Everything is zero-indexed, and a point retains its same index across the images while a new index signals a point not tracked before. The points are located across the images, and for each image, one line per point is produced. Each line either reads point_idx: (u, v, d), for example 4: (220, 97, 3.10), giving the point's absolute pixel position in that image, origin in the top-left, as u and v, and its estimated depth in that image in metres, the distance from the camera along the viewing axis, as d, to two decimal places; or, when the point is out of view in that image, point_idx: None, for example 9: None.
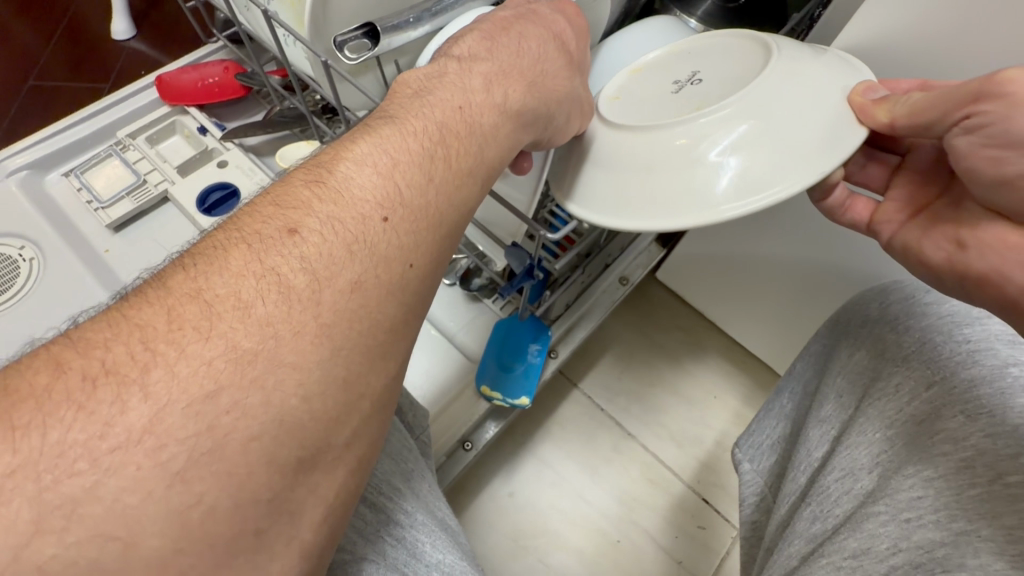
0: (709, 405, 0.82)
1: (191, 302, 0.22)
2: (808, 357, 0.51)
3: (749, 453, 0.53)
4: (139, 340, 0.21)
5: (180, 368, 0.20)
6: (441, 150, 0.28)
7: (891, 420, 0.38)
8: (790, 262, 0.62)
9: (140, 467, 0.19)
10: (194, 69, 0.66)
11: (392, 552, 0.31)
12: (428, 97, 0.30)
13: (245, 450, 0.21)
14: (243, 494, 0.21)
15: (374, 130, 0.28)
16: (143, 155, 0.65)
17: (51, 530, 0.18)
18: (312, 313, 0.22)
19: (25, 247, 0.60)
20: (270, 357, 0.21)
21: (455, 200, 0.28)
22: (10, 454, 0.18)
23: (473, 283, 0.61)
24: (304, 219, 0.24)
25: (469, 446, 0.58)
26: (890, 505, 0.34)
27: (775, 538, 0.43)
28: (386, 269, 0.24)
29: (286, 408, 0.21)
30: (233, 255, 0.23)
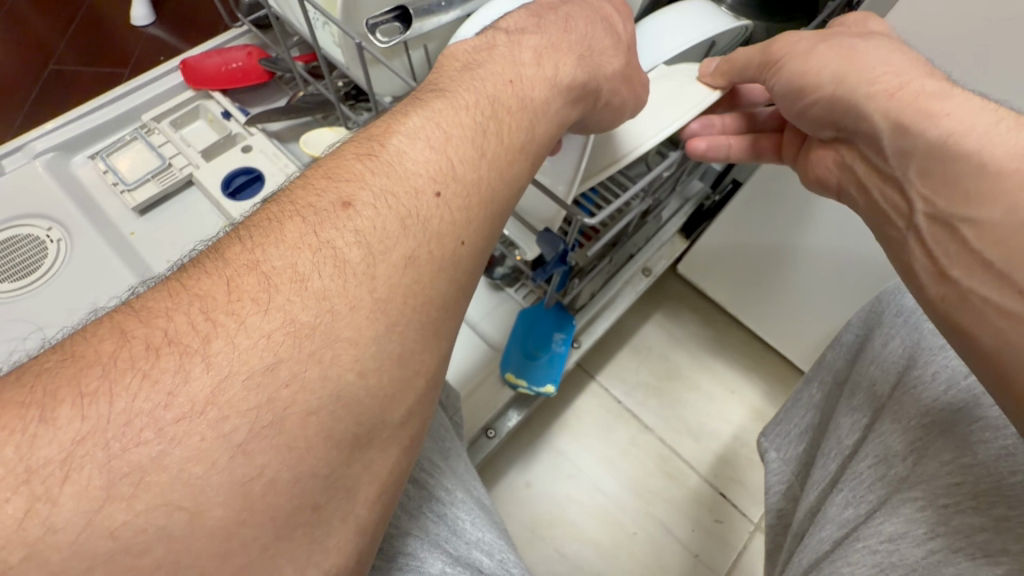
0: (726, 400, 0.81)
1: (249, 273, 0.22)
2: (839, 348, 0.51)
3: (777, 442, 0.55)
4: (199, 311, 0.21)
5: (240, 339, 0.20)
6: (493, 127, 0.28)
7: (928, 407, 0.38)
8: (822, 255, 0.60)
9: (204, 437, 0.19)
10: (218, 54, 0.67)
11: (433, 528, 0.31)
12: (478, 71, 0.31)
13: (304, 424, 0.20)
14: (302, 468, 0.20)
15: (427, 104, 0.28)
16: (167, 139, 0.65)
17: (120, 497, 0.18)
18: (367, 288, 0.22)
19: (52, 228, 0.60)
20: (327, 332, 0.21)
21: (506, 177, 0.28)
22: (78, 420, 0.18)
23: (496, 271, 0.60)
24: (357, 192, 0.24)
25: (492, 433, 0.58)
26: (928, 491, 0.34)
27: (803, 525, 0.44)
28: (439, 246, 0.24)
29: (342, 383, 0.21)
30: (288, 228, 0.23)
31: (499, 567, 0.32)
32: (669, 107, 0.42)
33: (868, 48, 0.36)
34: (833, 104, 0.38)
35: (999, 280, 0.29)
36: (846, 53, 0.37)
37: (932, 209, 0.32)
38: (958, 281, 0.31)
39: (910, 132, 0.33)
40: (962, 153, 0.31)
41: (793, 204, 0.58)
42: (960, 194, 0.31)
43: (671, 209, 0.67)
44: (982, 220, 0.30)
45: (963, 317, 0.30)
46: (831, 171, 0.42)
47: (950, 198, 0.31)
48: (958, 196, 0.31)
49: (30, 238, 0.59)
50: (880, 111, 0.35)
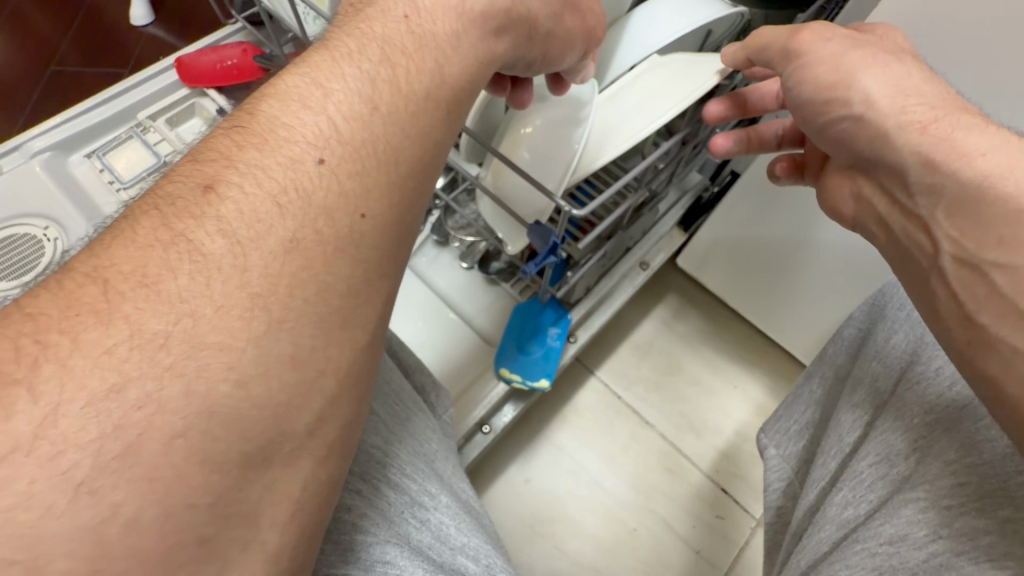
0: (728, 396, 0.80)
1: (89, 283, 0.20)
2: (840, 343, 0.50)
3: (776, 438, 0.54)
4: (31, 331, 0.19)
5: (74, 362, 0.18)
6: (385, 72, 0.26)
7: (931, 405, 0.37)
8: (827, 248, 0.60)
9: (33, 481, 0.17)
10: (213, 51, 0.67)
11: (416, 534, 0.31)
12: (367, 14, 0.29)
13: (167, 450, 0.19)
14: (172, 501, 0.19)
15: (303, 62, 0.27)
16: (162, 136, 0.65)
17: None
18: (237, 282, 0.21)
19: (49, 226, 0.61)
20: (186, 338, 0.20)
21: (413, 134, 0.26)
22: None
23: (492, 266, 0.60)
24: (223, 174, 0.23)
25: (487, 429, 0.58)
26: (930, 490, 0.33)
27: (802, 524, 0.43)
28: (329, 223, 0.23)
29: (214, 398, 0.20)
30: (142, 225, 0.22)
31: (484, 573, 0.32)
32: (649, 106, 0.42)
33: (902, 69, 0.34)
34: (860, 126, 0.35)
35: (1022, 319, 0.27)
36: (882, 67, 0.35)
37: (960, 253, 0.30)
38: (985, 327, 0.29)
39: (938, 170, 0.31)
40: (997, 197, 0.28)
41: (801, 197, 0.58)
42: (992, 239, 0.28)
43: (669, 202, 0.66)
44: (1017, 267, 0.27)
45: (984, 360, 0.29)
46: (848, 203, 0.41)
47: (980, 242, 0.29)
48: (989, 241, 0.29)
49: (27, 236, 0.60)
50: (908, 143, 0.32)
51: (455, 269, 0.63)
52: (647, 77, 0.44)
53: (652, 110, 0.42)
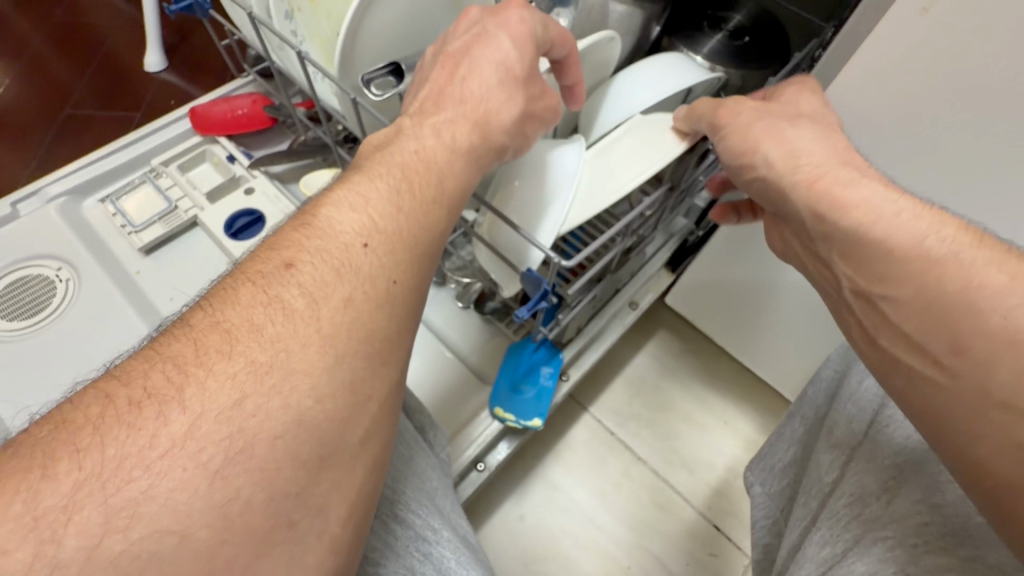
0: (718, 431, 0.82)
1: (213, 332, 0.25)
2: (819, 385, 0.52)
3: (762, 476, 0.56)
4: (172, 368, 0.24)
5: (209, 384, 0.24)
6: (406, 185, 0.34)
7: (901, 447, 0.39)
8: (802, 290, 0.62)
9: (186, 468, 0.23)
10: (225, 101, 0.70)
11: (419, 567, 0.33)
12: (391, 148, 0.36)
13: (272, 448, 0.24)
14: (274, 488, 0.24)
15: (346, 179, 0.34)
16: (174, 182, 0.68)
17: (118, 529, 0.21)
18: (314, 327, 0.26)
19: (61, 268, 0.63)
20: (284, 367, 0.25)
21: (425, 223, 0.33)
22: (76, 471, 0.21)
23: (488, 306, 0.62)
24: (298, 255, 0.28)
25: (481, 467, 0.59)
26: (898, 530, 0.35)
27: (786, 562, 0.44)
28: (372, 286, 0.29)
29: (302, 409, 0.25)
30: (242, 292, 0.27)
31: None
32: (627, 168, 0.45)
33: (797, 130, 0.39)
34: (766, 185, 0.41)
35: (914, 346, 0.32)
36: (777, 135, 0.39)
37: (857, 287, 0.35)
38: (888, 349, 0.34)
39: (826, 220, 0.36)
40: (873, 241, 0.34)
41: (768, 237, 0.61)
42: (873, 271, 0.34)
43: (655, 245, 0.69)
44: (895, 299, 0.33)
45: (896, 379, 0.33)
46: (775, 241, 0.46)
47: (866, 279, 0.35)
48: (874, 279, 0.34)
49: (39, 278, 0.62)
50: (800, 196, 0.38)
51: (450, 308, 0.66)
52: (624, 138, 0.47)
53: (630, 173, 0.45)
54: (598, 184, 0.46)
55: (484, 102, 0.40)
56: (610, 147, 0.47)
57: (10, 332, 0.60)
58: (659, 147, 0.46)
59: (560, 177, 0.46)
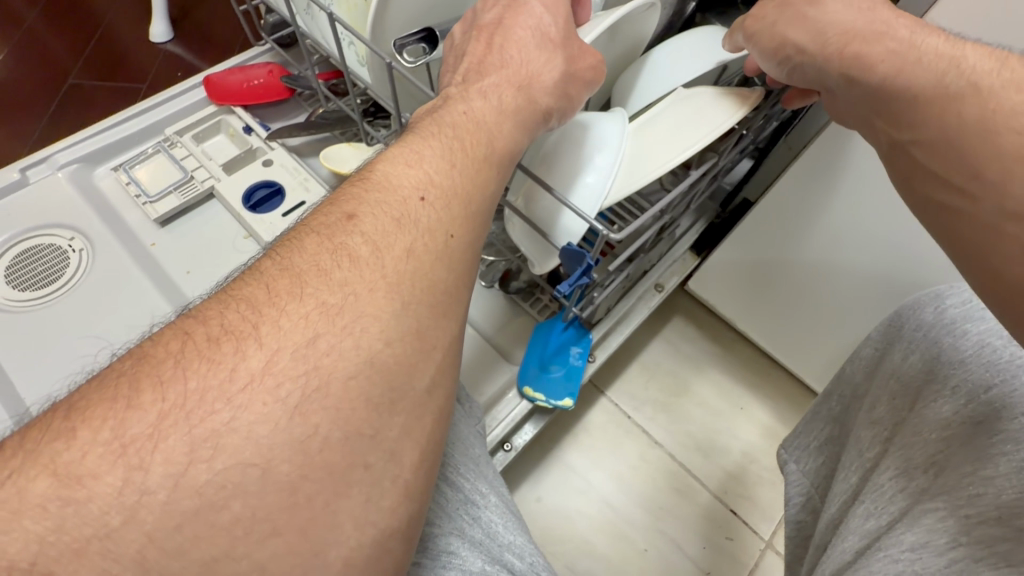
0: (736, 417, 0.82)
1: (283, 276, 0.26)
2: (857, 362, 0.51)
3: (795, 454, 0.56)
4: (247, 308, 0.25)
5: (284, 323, 0.25)
6: (458, 142, 0.33)
7: (947, 420, 0.39)
8: (844, 268, 0.60)
9: (267, 403, 0.23)
10: (240, 70, 0.68)
11: (470, 529, 0.33)
12: (443, 108, 0.35)
13: (346, 388, 0.24)
14: (350, 427, 0.24)
15: (399, 138, 0.33)
16: (190, 152, 0.66)
17: (202, 459, 0.22)
18: (379, 274, 0.27)
19: (74, 238, 0.61)
20: (353, 309, 0.26)
21: (476, 181, 0.32)
22: (160, 400, 0.22)
23: (512, 285, 0.62)
24: (358, 207, 0.29)
25: (508, 447, 0.58)
26: (950, 501, 0.35)
27: (825, 536, 0.45)
28: (431, 239, 0.29)
29: (373, 351, 0.25)
30: (307, 242, 0.28)
31: (528, 569, 0.34)
32: (672, 145, 0.44)
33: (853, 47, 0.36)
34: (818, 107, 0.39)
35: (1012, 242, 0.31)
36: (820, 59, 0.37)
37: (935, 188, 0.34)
38: None
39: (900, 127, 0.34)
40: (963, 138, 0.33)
41: (802, 211, 0.58)
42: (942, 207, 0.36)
43: (684, 227, 0.69)
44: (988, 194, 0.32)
45: None
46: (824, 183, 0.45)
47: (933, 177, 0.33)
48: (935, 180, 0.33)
49: (51, 247, 0.60)
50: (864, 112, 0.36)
51: (476, 288, 0.65)
52: (675, 108, 0.46)
53: (674, 151, 0.43)
54: (642, 160, 0.44)
55: (524, 65, 0.39)
56: (653, 122, 0.46)
57: (24, 302, 0.57)
58: (705, 124, 0.44)
59: (602, 151, 0.45)
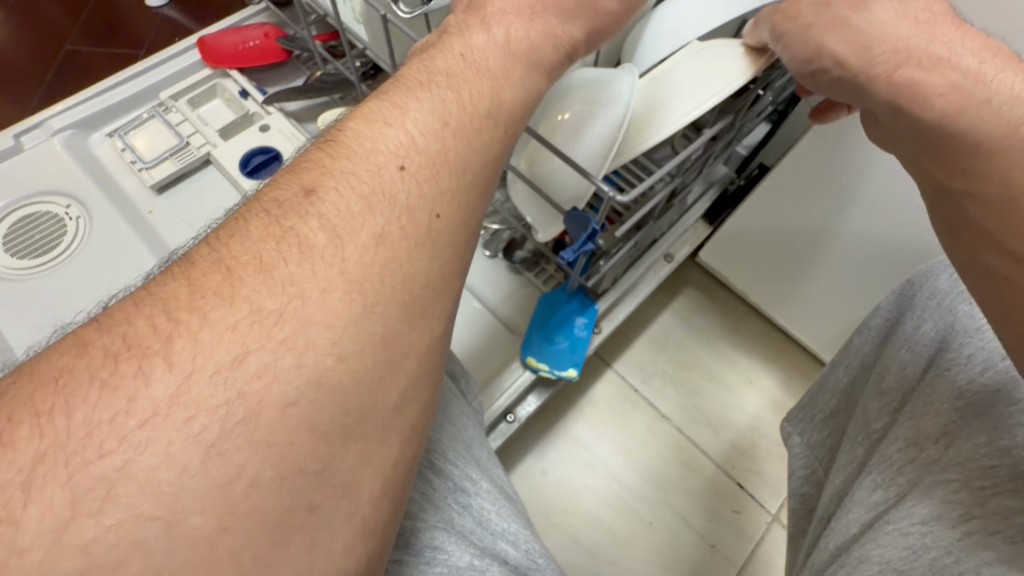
0: (744, 389, 0.80)
1: (214, 271, 0.23)
2: (866, 331, 0.49)
3: (800, 427, 0.55)
4: (163, 314, 0.22)
5: (202, 335, 0.21)
6: (451, 96, 0.29)
7: (962, 389, 0.36)
8: (860, 242, 0.57)
9: (171, 442, 0.20)
10: (235, 31, 0.65)
11: (459, 519, 0.32)
12: (433, 53, 0.32)
13: (282, 417, 0.21)
14: (287, 464, 0.21)
15: (383, 92, 0.30)
16: (184, 117, 0.64)
17: (88, 512, 0.19)
18: (337, 268, 0.24)
19: (71, 205, 0.60)
20: (298, 316, 0.22)
21: (476, 142, 0.29)
22: (38, 440, 0.19)
23: (517, 255, 0.60)
24: (321, 180, 0.26)
25: (511, 418, 0.57)
26: (962, 472, 0.33)
27: (830, 508, 0.43)
28: (411, 220, 0.25)
29: (321, 368, 0.22)
30: (254, 224, 0.25)
31: (524, 556, 0.34)
32: (682, 99, 0.41)
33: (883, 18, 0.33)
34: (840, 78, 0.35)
35: None
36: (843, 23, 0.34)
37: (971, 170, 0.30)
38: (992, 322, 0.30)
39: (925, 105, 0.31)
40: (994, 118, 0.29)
41: (823, 176, 0.55)
42: (956, 171, 0.32)
43: (695, 194, 0.66)
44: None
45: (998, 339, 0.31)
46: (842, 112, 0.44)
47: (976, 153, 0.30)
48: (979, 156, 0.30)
49: (49, 215, 0.59)
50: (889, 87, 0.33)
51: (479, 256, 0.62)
52: (689, 61, 0.43)
53: (684, 107, 0.41)
54: (650, 117, 0.42)
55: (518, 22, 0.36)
56: (664, 75, 0.43)
57: (21, 270, 0.57)
58: (720, 76, 0.41)
59: (608, 107, 0.43)
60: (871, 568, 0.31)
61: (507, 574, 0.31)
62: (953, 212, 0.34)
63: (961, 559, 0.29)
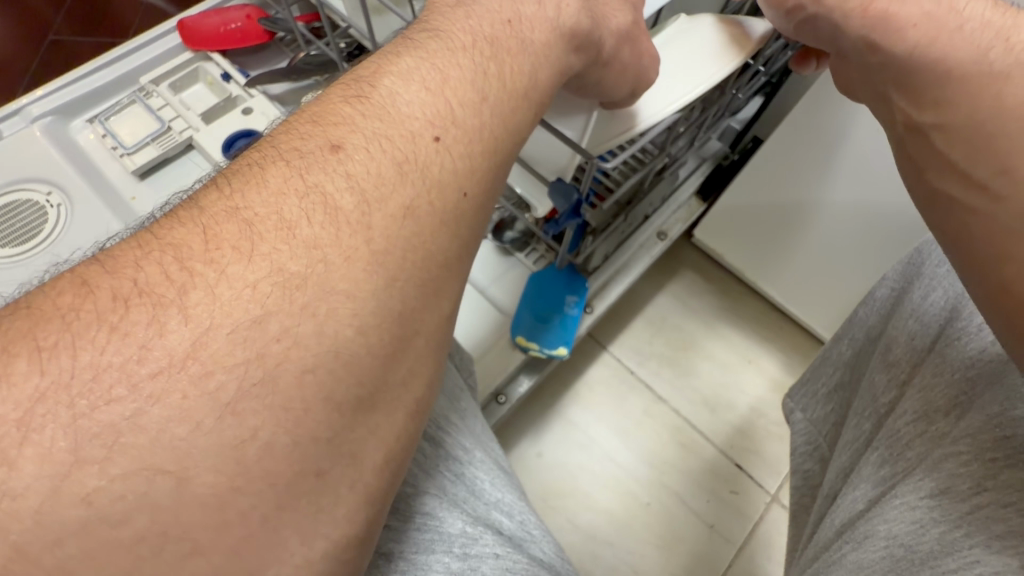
0: (742, 369, 0.79)
1: (230, 221, 0.21)
2: (872, 305, 0.47)
3: (802, 403, 0.54)
4: (173, 260, 0.20)
5: (221, 290, 0.19)
6: (494, 68, 0.27)
7: (973, 359, 0.35)
8: (850, 207, 0.56)
9: (185, 396, 0.18)
10: (216, 12, 0.64)
11: (451, 488, 0.31)
12: (474, 7, 0.30)
13: (299, 383, 0.20)
14: (301, 432, 0.20)
15: (419, 45, 0.27)
16: (165, 101, 0.63)
17: (92, 461, 0.17)
18: (363, 237, 0.21)
19: (52, 192, 0.59)
20: (320, 282, 0.20)
21: (510, 121, 0.26)
22: (38, 376, 0.17)
23: (507, 235, 0.58)
24: (349, 135, 0.23)
25: (503, 399, 0.57)
26: (972, 443, 0.31)
27: (835, 486, 0.42)
28: (441, 196, 0.23)
29: (340, 339, 0.20)
30: (271, 173, 0.22)
31: (518, 527, 0.33)
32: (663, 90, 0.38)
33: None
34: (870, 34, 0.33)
35: None
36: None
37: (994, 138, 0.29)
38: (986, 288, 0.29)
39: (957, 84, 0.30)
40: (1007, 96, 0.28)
41: (817, 143, 0.54)
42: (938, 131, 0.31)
43: (688, 169, 0.65)
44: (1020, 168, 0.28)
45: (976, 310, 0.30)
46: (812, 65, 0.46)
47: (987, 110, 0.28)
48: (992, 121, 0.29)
49: (29, 202, 0.58)
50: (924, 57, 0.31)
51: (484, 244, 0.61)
52: (675, 46, 0.39)
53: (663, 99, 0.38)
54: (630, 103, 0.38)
55: None
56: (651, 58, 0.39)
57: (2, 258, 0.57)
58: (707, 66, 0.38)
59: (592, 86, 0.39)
60: (878, 544, 0.30)
61: (503, 542, 0.30)
62: (943, 178, 0.32)
63: (972, 533, 0.28)
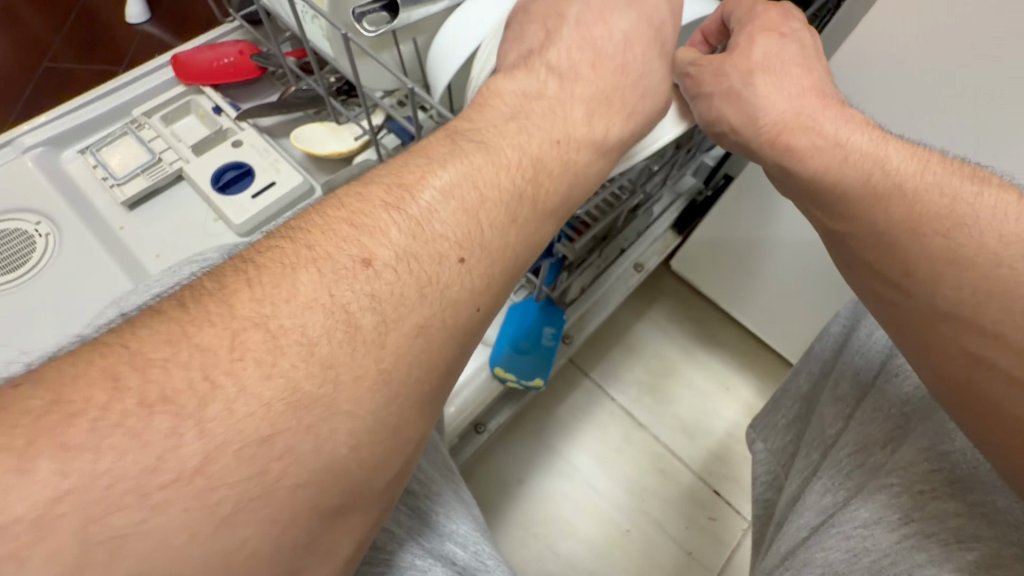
0: (720, 396, 0.81)
1: (255, 329, 0.22)
2: (826, 338, 0.49)
3: (763, 433, 0.56)
4: (198, 370, 0.21)
5: (238, 406, 0.21)
6: (530, 190, 0.29)
7: (908, 396, 0.38)
8: (809, 245, 0.59)
9: (188, 508, 0.20)
10: (210, 49, 0.66)
11: (405, 521, 0.32)
12: (528, 123, 0.31)
13: (291, 495, 0.22)
14: (282, 537, 0.22)
15: (465, 154, 0.29)
16: (157, 134, 0.64)
17: (96, 563, 0.19)
18: (373, 357, 0.23)
19: (41, 222, 0.60)
20: (328, 403, 0.22)
21: (532, 238, 0.29)
22: (61, 476, 0.19)
23: None
24: (379, 251, 0.25)
25: (481, 429, 0.59)
26: (904, 476, 0.33)
27: (784, 513, 0.43)
28: (454, 313, 0.26)
29: (337, 457, 0.22)
30: (303, 281, 0.24)
31: (473, 557, 0.34)
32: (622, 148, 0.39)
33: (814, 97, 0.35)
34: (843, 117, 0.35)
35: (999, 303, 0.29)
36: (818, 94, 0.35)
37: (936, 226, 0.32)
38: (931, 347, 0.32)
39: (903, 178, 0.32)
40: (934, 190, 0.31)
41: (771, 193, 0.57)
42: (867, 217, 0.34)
43: (662, 205, 0.66)
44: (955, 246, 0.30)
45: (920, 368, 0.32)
46: None
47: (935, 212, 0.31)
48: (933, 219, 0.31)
49: (18, 231, 0.59)
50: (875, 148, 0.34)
51: None
52: None
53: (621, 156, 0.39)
54: None
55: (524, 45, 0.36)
56: None
57: None
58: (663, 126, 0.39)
59: None
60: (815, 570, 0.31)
61: None
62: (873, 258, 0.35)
63: (898, 562, 0.30)
